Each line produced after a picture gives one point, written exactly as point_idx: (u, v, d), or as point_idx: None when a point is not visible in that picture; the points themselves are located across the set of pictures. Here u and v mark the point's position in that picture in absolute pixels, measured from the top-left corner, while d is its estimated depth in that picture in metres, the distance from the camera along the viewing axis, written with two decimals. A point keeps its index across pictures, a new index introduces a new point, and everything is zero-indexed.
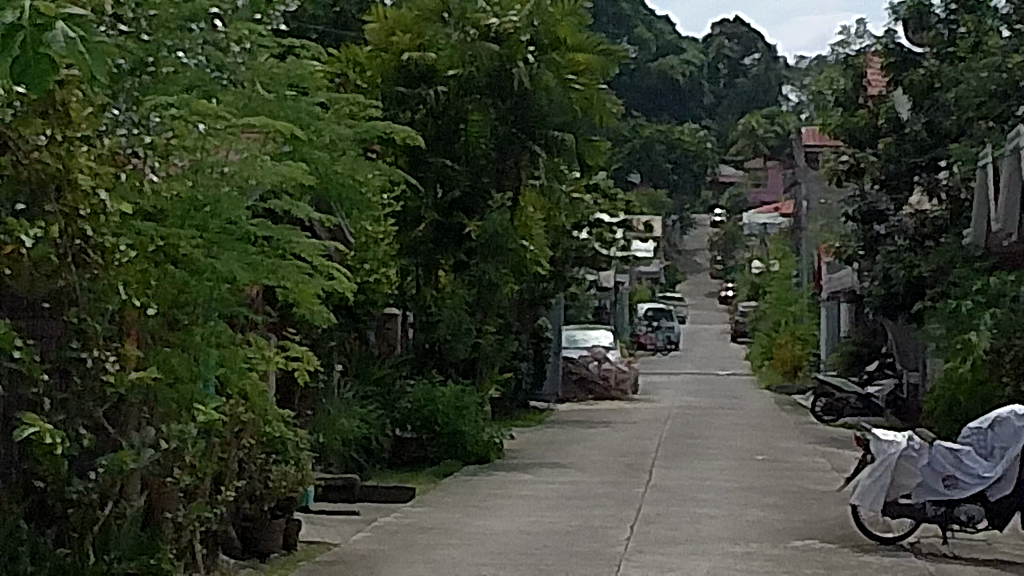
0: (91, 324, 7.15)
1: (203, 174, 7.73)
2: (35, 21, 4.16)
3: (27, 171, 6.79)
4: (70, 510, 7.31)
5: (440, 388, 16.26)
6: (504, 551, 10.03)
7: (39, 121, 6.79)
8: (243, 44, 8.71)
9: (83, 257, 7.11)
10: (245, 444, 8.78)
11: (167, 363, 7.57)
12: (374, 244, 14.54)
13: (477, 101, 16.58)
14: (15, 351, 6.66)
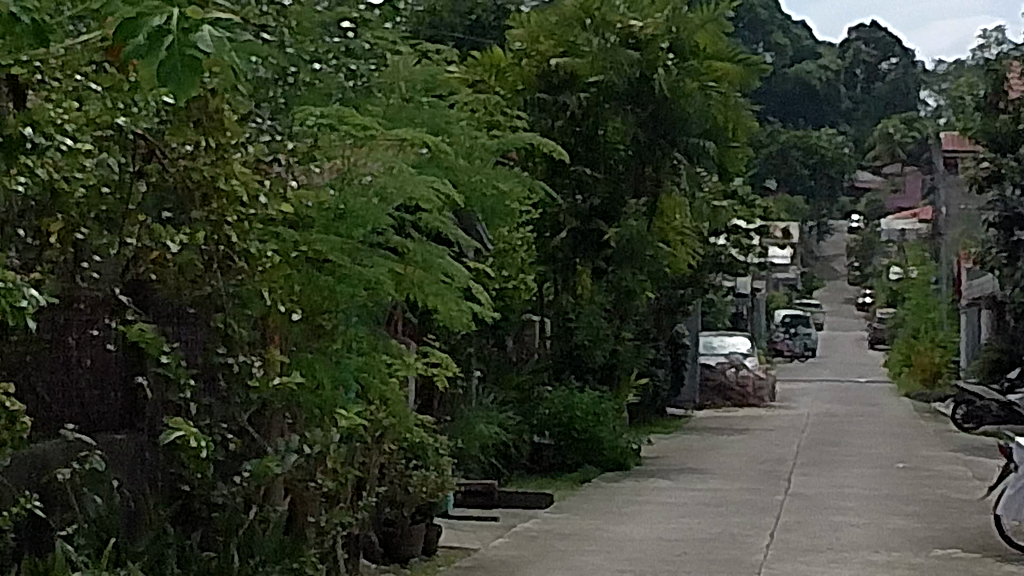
0: (235, 329, 7.36)
1: (349, 186, 7.62)
2: (181, 26, 4.22)
3: (177, 180, 7.04)
4: (216, 514, 7.48)
5: (578, 395, 16.29)
6: (644, 558, 10.03)
7: (191, 131, 7.02)
8: (374, 51, 8.79)
9: (229, 263, 7.26)
10: (386, 451, 8.79)
11: (306, 367, 7.60)
12: (514, 252, 14.57)
13: (617, 109, 16.53)
14: (162, 355, 7.01)
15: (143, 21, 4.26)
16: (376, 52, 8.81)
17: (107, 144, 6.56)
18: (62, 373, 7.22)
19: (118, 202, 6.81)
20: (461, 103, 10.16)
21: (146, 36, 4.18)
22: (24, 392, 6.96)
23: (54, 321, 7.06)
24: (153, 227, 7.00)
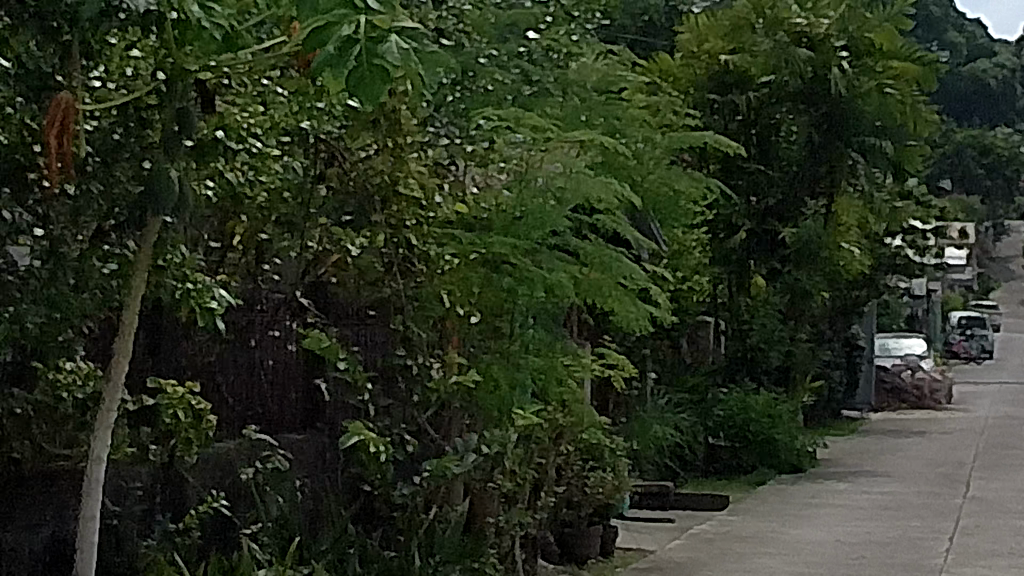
0: (414, 331, 7.43)
1: (525, 186, 7.46)
2: (369, 35, 4.41)
3: (358, 181, 7.13)
4: (398, 514, 7.65)
5: (754, 397, 16.25)
6: (821, 561, 9.96)
7: (369, 134, 7.13)
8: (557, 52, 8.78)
9: (409, 266, 7.38)
10: (563, 450, 8.77)
11: (485, 371, 7.55)
12: (689, 254, 14.54)
13: (792, 110, 16.46)
14: (340, 361, 7.16)
15: (333, 30, 4.44)
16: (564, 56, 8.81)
17: (290, 147, 6.64)
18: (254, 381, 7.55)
19: (299, 207, 6.89)
20: (637, 106, 10.19)
21: (335, 46, 4.37)
22: (211, 393, 7.20)
23: (236, 321, 7.28)
24: (334, 230, 7.10)
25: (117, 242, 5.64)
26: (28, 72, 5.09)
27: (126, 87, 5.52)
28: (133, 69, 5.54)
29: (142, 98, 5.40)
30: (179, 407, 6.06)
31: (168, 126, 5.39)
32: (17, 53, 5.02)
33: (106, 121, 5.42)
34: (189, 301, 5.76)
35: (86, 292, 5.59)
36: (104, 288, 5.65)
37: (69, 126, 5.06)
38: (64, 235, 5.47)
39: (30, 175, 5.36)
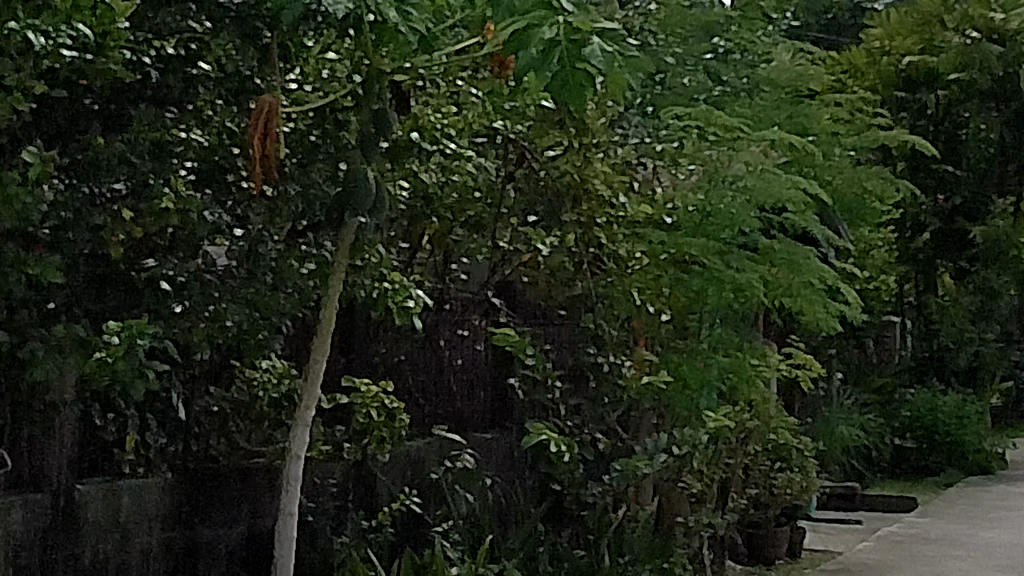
0: (605, 329, 7.55)
1: (715, 185, 7.31)
2: (572, 35, 4.61)
3: (549, 182, 7.14)
4: (588, 513, 7.63)
5: (942, 398, 16.10)
6: (1013, 565, 9.83)
7: (556, 133, 7.15)
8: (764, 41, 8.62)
9: (599, 265, 7.44)
10: (751, 452, 8.72)
11: (674, 369, 7.51)
12: (878, 252, 14.44)
13: (982, 108, 16.19)
14: (529, 357, 7.30)
15: (534, 31, 4.67)
16: (775, 50, 8.62)
17: (482, 147, 6.66)
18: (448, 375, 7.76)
19: (490, 209, 6.91)
20: (827, 106, 10.15)
21: (539, 50, 4.60)
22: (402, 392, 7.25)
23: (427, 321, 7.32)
24: (527, 231, 7.17)
25: (314, 244, 5.81)
26: (227, 75, 5.25)
27: (321, 89, 5.62)
28: (329, 71, 5.65)
29: (338, 99, 5.51)
30: (373, 406, 6.22)
31: (365, 128, 5.47)
32: (218, 56, 5.21)
33: (302, 123, 5.53)
34: (385, 299, 5.89)
35: (284, 290, 5.71)
36: (303, 288, 5.76)
37: (272, 129, 5.12)
38: (262, 235, 5.60)
39: (231, 176, 5.45)
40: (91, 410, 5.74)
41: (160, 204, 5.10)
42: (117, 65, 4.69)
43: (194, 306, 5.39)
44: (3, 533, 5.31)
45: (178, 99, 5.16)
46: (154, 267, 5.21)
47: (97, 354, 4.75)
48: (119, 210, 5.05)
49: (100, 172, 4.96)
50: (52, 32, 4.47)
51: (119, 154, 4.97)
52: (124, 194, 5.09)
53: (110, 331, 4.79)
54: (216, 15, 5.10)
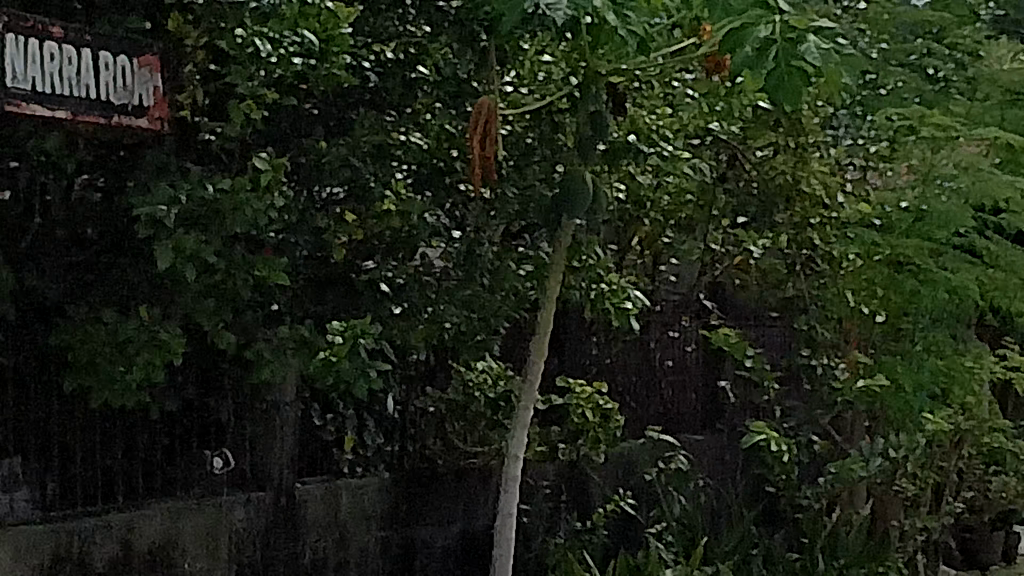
0: (819, 332, 7.46)
1: (928, 187, 6.93)
2: (788, 34, 4.57)
3: (761, 184, 7.15)
4: (802, 516, 7.57)
5: None
6: None
7: (771, 134, 7.07)
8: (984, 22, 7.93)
9: (812, 265, 7.39)
10: (968, 456, 8.58)
11: (892, 370, 7.27)
12: None
13: None
14: (748, 359, 7.32)
15: (750, 30, 4.64)
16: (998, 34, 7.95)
17: (698, 148, 6.61)
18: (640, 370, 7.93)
19: (700, 210, 6.89)
20: None
21: (755, 48, 4.57)
22: None
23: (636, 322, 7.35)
24: (737, 232, 7.14)
25: (530, 245, 5.86)
26: (445, 78, 5.28)
27: (537, 91, 5.67)
28: (545, 73, 5.71)
29: (555, 101, 5.55)
30: (587, 407, 6.26)
31: (584, 128, 5.44)
32: (436, 60, 5.24)
33: (518, 126, 5.62)
34: (603, 302, 5.92)
35: (502, 292, 5.78)
36: (520, 290, 5.84)
37: (491, 129, 5.14)
38: (479, 237, 5.65)
39: (448, 179, 5.46)
40: (311, 410, 5.96)
41: (382, 206, 5.12)
42: (342, 70, 4.78)
43: (414, 307, 5.49)
44: (224, 528, 5.58)
45: (397, 103, 5.22)
46: (373, 268, 5.31)
47: (322, 353, 4.86)
48: (341, 213, 5.16)
49: (326, 173, 5.04)
50: (275, 36, 4.57)
51: (342, 157, 5.01)
52: (344, 194, 5.19)
53: (334, 330, 4.90)
54: (435, 19, 5.26)
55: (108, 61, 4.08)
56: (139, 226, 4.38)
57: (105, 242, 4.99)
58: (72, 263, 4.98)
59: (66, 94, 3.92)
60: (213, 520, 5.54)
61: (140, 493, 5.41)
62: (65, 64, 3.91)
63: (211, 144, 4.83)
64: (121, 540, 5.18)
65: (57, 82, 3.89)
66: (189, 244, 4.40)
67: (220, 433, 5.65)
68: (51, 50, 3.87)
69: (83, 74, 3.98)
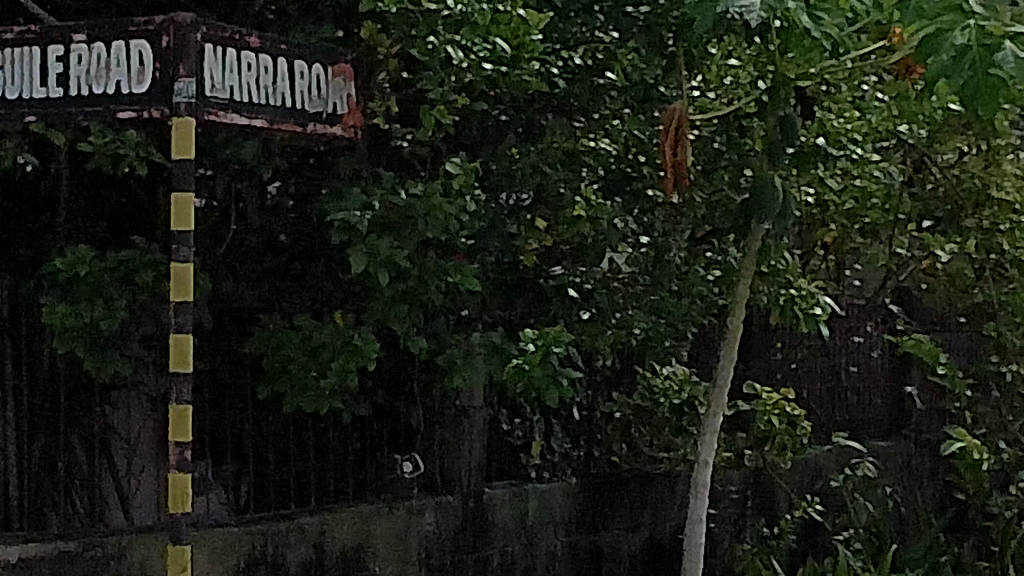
0: (1008, 339, 7.32)
1: None
2: (983, 41, 4.47)
3: (948, 189, 7.03)
4: (992, 525, 7.47)
5: None
6: None
7: (963, 137, 6.95)
8: None
9: (1000, 272, 7.26)
10: None
11: None
12: None
13: None
14: (940, 367, 7.24)
15: (944, 36, 4.53)
16: None
17: (888, 151, 6.52)
18: (825, 378, 7.99)
19: (887, 216, 6.62)
20: None
21: (949, 56, 4.47)
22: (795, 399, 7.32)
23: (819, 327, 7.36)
24: (924, 237, 7.04)
25: (718, 249, 5.80)
26: (632, 84, 5.23)
27: (725, 95, 5.69)
28: (732, 77, 5.66)
29: (743, 107, 5.51)
30: (775, 413, 6.24)
31: (774, 133, 5.39)
32: (624, 65, 5.20)
33: (706, 130, 5.64)
34: (792, 307, 5.87)
35: (688, 297, 5.76)
36: (709, 295, 5.80)
37: (682, 134, 5.11)
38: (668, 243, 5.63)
39: (636, 185, 5.47)
40: (499, 415, 6.09)
41: (571, 212, 5.15)
42: (533, 75, 4.77)
43: (602, 313, 5.50)
44: (415, 533, 5.63)
45: (585, 109, 5.25)
46: (561, 274, 5.37)
47: (515, 361, 4.90)
48: (532, 220, 5.22)
49: (514, 181, 5.13)
50: (467, 44, 4.62)
51: (532, 164, 5.13)
52: (533, 200, 5.23)
53: (526, 339, 4.94)
54: (624, 24, 5.04)
55: (302, 70, 4.04)
56: (334, 232, 4.45)
57: (299, 247, 5.08)
58: (267, 269, 5.08)
59: (262, 103, 3.88)
60: (405, 525, 5.59)
61: (332, 496, 5.49)
62: (263, 74, 3.87)
63: (404, 150, 4.90)
64: (314, 544, 5.24)
65: (255, 91, 3.85)
66: (383, 248, 4.44)
67: (408, 436, 5.79)
68: (249, 60, 3.83)
69: (278, 83, 3.93)
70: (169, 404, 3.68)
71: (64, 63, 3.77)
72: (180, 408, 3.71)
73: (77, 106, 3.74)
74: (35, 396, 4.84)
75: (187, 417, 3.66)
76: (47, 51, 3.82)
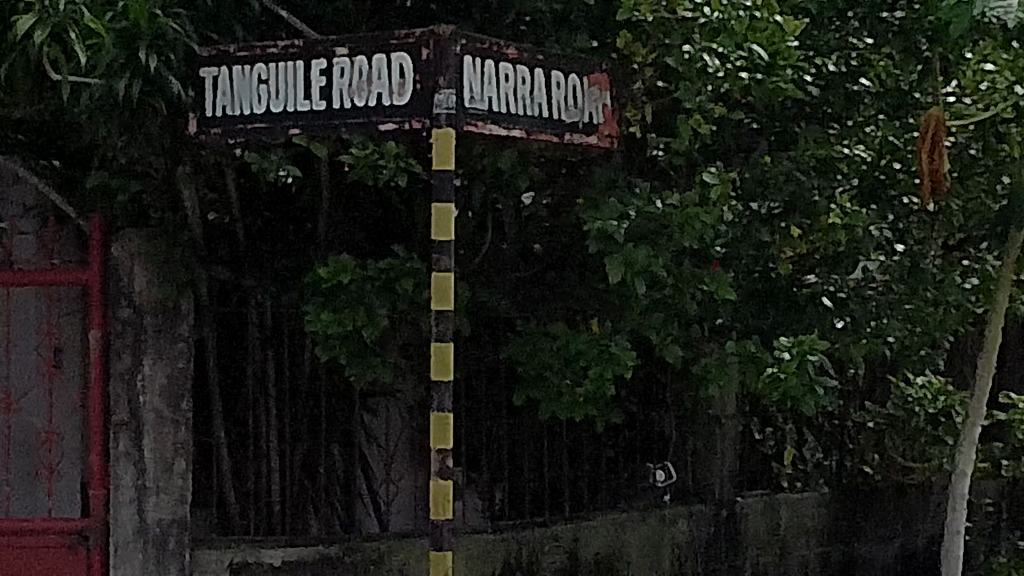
0: None
1: None
2: None
3: None
4: None
5: None
6: None
7: None
8: None
9: None
10: None
11: None
12: None
13: None
14: None
15: None
16: None
17: None
18: None
19: None
20: None
21: None
22: None
23: None
24: None
25: (975, 256, 5.85)
26: (887, 90, 5.14)
27: (982, 100, 5.34)
28: (989, 81, 5.32)
29: (1001, 111, 5.28)
30: None
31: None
32: (878, 72, 5.08)
33: (963, 136, 5.44)
34: None
35: (943, 304, 5.65)
36: (965, 303, 5.75)
37: (938, 142, 5.02)
38: (923, 250, 5.55)
39: (893, 190, 5.34)
40: (752, 426, 6.33)
41: (826, 220, 4.99)
42: (789, 83, 4.56)
43: (858, 321, 5.44)
44: (667, 540, 5.72)
45: (840, 115, 5.12)
46: (815, 283, 5.27)
47: (770, 369, 4.87)
48: (786, 228, 5.09)
49: (769, 188, 5.05)
50: (724, 50, 4.54)
51: (787, 171, 5.02)
52: (786, 210, 5.09)
53: (782, 347, 4.92)
54: (878, 30, 5.08)
55: (558, 80, 4.06)
56: (590, 241, 4.50)
57: (554, 258, 5.17)
58: (522, 278, 5.17)
59: (520, 113, 3.90)
60: (658, 531, 5.69)
61: (586, 504, 5.71)
62: (520, 85, 3.89)
63: (659, 158, 4.92)
64: (568, 551, 5.34)
65: (512, 102, 3.87)
66: (639, 258, 4.45)
67: (662, 447, 5.95)
68: (506, 71, 3.86)
69: (536, 93, 3.95)
70: (429, 411, 3.73)
71: (327, 76, 3.85)
72: (441, 415, 3.74)
73: (340, 120, 3.83)
74: (297, 404, 5.15)
75: (447, 424, 3.71)
76: (309, 64, 3.89)
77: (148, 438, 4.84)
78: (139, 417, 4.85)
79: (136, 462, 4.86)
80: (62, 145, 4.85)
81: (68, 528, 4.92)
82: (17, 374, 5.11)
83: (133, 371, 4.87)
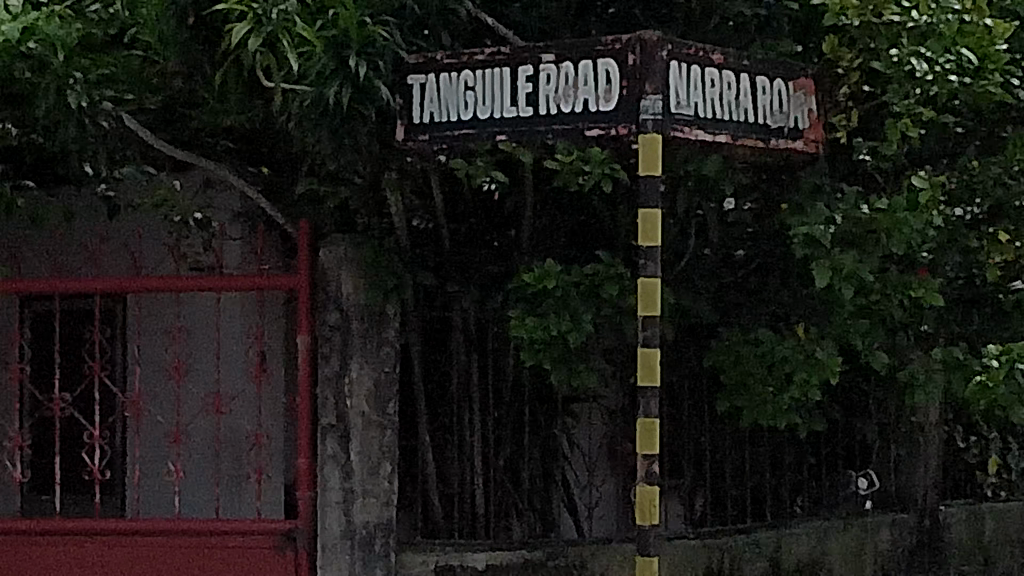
0: None
1: None
2: None
3: None
4: None
5: None
6: None
7: None
8: None
9: None
10: None
11: None
12: None
13: None
14: None
15: None
16: None
17: None
18: None
19: None
20: None
21: None
22: None
23: None
24: None
25: None
26: None
27: None
28: None
29: None
30: None
31: None
32: None
33: None
34: None
35: None
36: None
37: None
38: None
39: None
40: (956, 433, 6.26)
41: None
42: (999, 88, 4.50)
43: None
44: (871, 549, 5.67)
45: None
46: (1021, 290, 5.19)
47: (978, 376, 4.80)
48: (994, 233, 4.96)
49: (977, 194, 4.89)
50: (932, 54, 4.51)
51: (995, 176, 4.85)
52: (991, 215, 4.97)
53: (990, 356, 4.77)
54: None
55: (764, 85, 4.05)
56: (796, 245, 4.49)
57: (756, 263, 5.18)
58: (725, 283, 5.18)
59: (726, 118, 3.89)
60: (861, 539, 5.64)
61: (788, 511, 5.69)
62: (726, 90, 3.88)
63: (866, 163, 4.87)
64: (769, 557, 5.32)
65: (718, 107, 3.87)
66: (846, 263, 4.42)
67: (864, 454, 5.93)
68: (712, 76, 3.85)
69: (741, 98, 3.94)
70: (637, 417, 3.70)
71: (533, 82, 3.89)
72: (648, 421, 3.71)
73: (545, 125, 3.86)
74: (501, 410, 5.20)
75: (655, 428, 3.69)
76: (516, 70, 3.93)
77: (355, 440, 4.86)
78: (346, 420, 4.87)
79: (342, 465, 4.88)
80: (270, 153, 4.98)
81: (278, 529, 4.98)
82: (226, 375, 5.71)
83: (340, 376, 4.89)
